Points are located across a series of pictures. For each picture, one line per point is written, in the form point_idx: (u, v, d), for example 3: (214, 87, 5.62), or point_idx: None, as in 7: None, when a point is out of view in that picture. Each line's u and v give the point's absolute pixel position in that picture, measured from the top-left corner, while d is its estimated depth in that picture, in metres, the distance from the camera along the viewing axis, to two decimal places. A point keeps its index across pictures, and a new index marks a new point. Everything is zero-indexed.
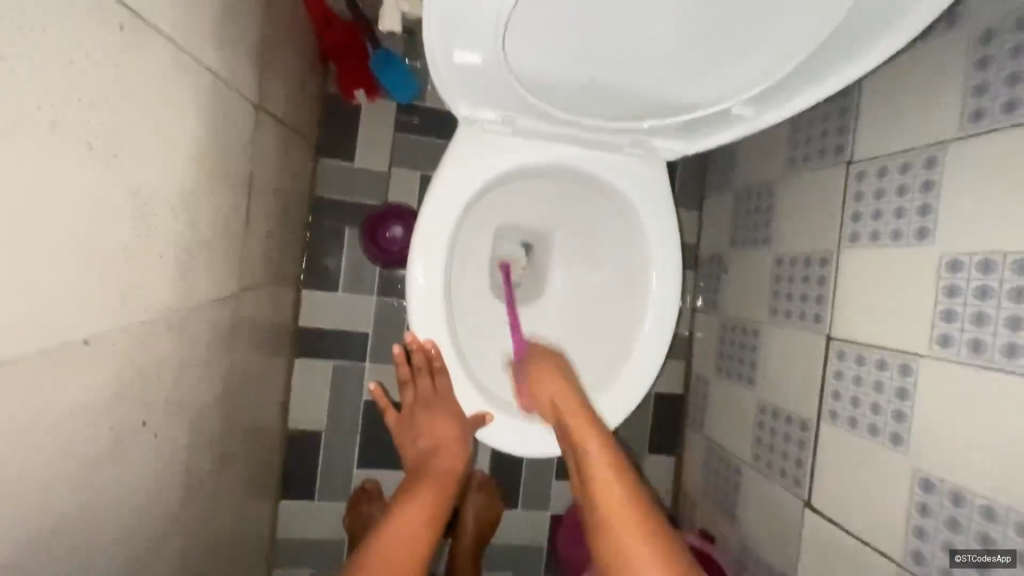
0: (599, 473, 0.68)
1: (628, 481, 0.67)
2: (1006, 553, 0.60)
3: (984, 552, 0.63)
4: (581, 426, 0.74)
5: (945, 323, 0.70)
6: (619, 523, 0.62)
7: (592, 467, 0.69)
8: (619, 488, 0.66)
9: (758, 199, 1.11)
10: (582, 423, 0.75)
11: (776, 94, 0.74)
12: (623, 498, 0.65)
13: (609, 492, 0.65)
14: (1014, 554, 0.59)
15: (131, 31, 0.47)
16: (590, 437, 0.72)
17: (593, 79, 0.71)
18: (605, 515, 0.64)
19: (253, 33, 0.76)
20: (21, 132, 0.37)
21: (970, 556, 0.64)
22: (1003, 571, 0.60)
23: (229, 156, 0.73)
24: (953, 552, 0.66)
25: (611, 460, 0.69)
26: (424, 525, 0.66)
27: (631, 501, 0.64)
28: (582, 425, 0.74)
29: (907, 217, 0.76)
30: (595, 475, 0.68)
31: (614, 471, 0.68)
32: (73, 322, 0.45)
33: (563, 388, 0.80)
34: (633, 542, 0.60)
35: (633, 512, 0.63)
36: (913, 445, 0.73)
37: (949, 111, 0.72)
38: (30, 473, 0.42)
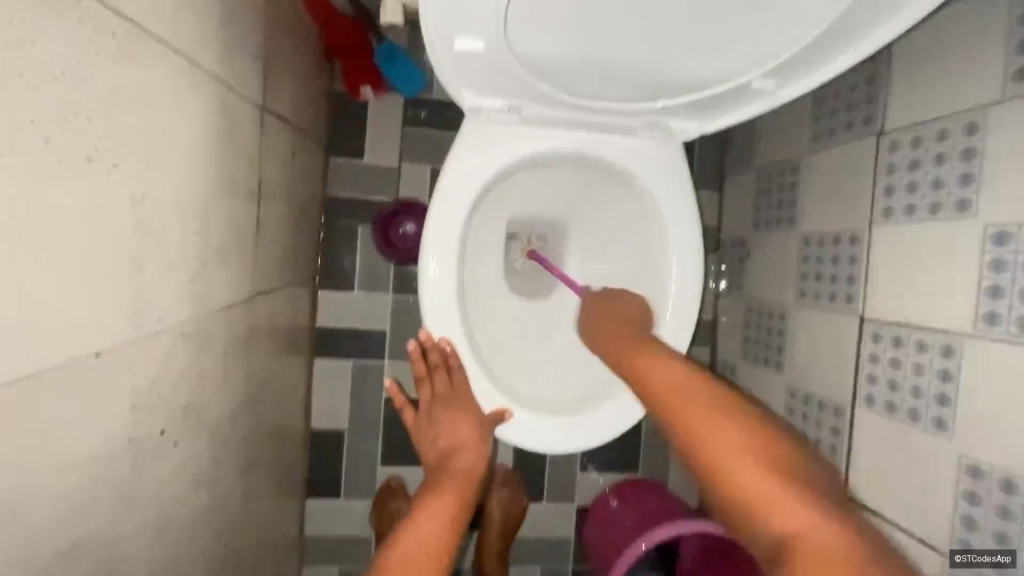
0: (719, 442, 0.56)
1: (699, 392, 0.63)
2: (1007, 553, 0.62)
3: (985, 553, 0.64)
4: (699, 411, 0.60)
5: (991, 301, 0.65)
6: (744, 474, 0.52)
7: (700, 434, 0.58)
8: (733, 444, 0.55)
9: (782, 177, 1.06)
10: (688, 398, 0.63)
11: (798, 65, 0.70)
12: (753, 454, 0.53)
13: (728, 449, 0.55)
14: (1014, 554, 0.61)
15: (124, 38, 0.46)
16: (716, 422, 0.58)
17: (601, 62, 0.68)
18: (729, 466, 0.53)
19: (253, 32, 0.75)
20: (14, 148, 0.36)
21: (970, 556, 0.66)
22: (1002, 571, 0.62)
23: (236, 159, 0.72)
24: (952, 551, 0.68)
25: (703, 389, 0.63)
26: (447, 526, 0.65)
27: (763, 443, 0.54)
28: (699, 408, 0.61)
29: (946, 188, 0.71)
30: (704, 436, 0.57)
31: (739, 433, 0.56)
32: (82, 338, 0.45)
33: (661, 365, 0.69)
34: (712, 437, 0.56)
35: (719, 426, 0.57)
36: (957, 431, 0.69)
37: (989, 73, 0.67)
38: (49, 489, 0.42)
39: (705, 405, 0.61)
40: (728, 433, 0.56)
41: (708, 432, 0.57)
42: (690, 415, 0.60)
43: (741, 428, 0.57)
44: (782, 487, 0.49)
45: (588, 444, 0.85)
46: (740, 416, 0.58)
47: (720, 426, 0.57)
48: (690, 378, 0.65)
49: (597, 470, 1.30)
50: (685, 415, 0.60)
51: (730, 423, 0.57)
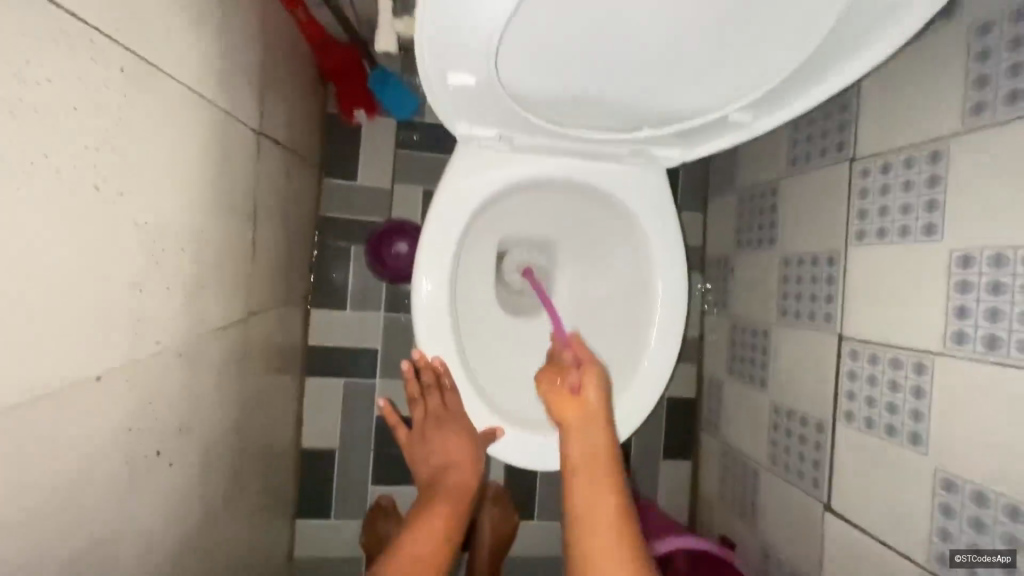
0: (604, 560, 0.66)
1: (610, 491, 0.72)
2: (1007, 553, 0.62)
3: (983, 553, 0.64)
4: (602, 518, 0.70)
5: (958, 320, 0.69)
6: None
7: (596, 531, 0.69)
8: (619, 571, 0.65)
9: (763, 199, 1.10)
10: (598, 494, 0.72)
11: (775, 99, 0.74)
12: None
13: None
14: (1013, 554, 0.61)
15: (130, 72, 0.48)
16: (610, 541, 0.67)
17: (588, 94, 0.72)
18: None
19: (251, 60, 0.77)
20: (27, 180, 0.37)
21: (969, 556, 0.66)
22: (1002, 571, 0.62)
23: (233, 183, 0.74)
24: (953, 551, 0.68)
25: (611, 486, 0.73)
26: (439, 545, 0.67)
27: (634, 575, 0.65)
28: (603, 520, 0.69)
29: (914, 212, 0.75)
30: (598, 533, 0.68)
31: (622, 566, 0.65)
32: (84, 360, 0.46)
33: (593, 439, 0.77)
34: (603, 542, 0.67)
35: (609, 530, 0.68)
36: (932, 445, 0.71)
37: (950, 106, 0.71)
38: (47, 510, 0.43)
39: (609, 518, 0.70)
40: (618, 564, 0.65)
41: (599, 553, 0.67)
42: (596, 509, 0.70)
43: (627, 556, 0.66)
44: None
45: None
46: (629, 539, 0.68)
47: (611, 535, 0.68)
48: (609, 470, 0.74)
49: None
50: (591, 515, 0.70)
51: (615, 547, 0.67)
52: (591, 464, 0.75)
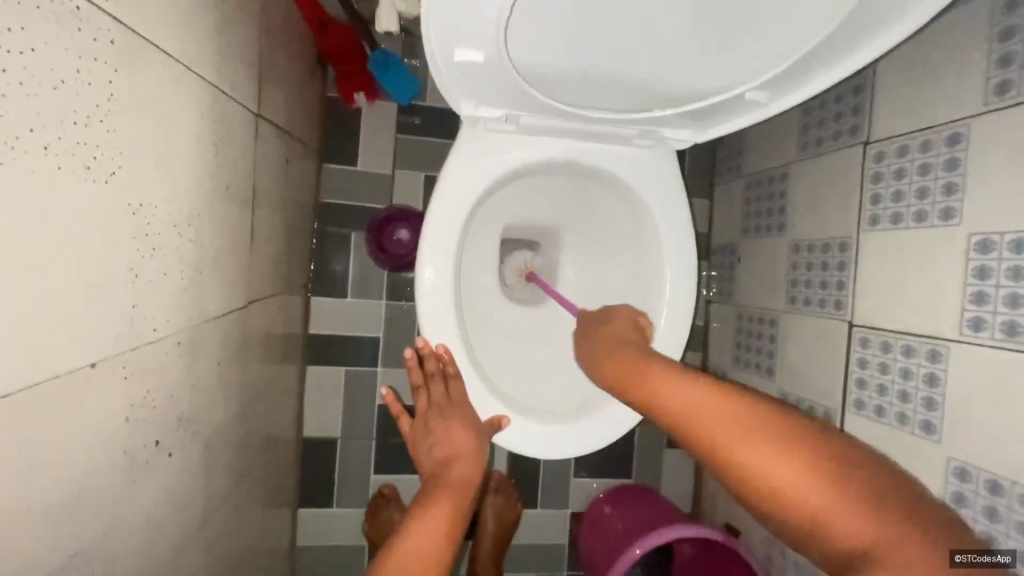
0: (694, 403, 0.54)
1: (716, 393, 0.54)
2: (1007, 554, 0.62)
3: None
4: (677, 387, 0.58)
5: (975, 307, 0.67)
6: (762, 460, 0.48)
7: (734, 445, 0.50)
8: (719, 415, 0.52)
9: (771, 185, 1.08)
10: (651, 372, 0.62)
11: (791, 78, 0.72)
12: (755, 430, 0.50)
13: (760, 451, 0.48)
14: (1016, 554, 0.61)
15: (122, 46, 0.46)
16: (705, 400, 0.54)
17: (598, 73, 0.69)
18: (750, 461, 0.48)
19: (248, 39, 0.74)
20: (14, 157, 0.35)
21: None
22: None
23: (231, 166, 0.72)
24: None
25: (706, 399, 0.54)
26: (440, 540, 0.63)
27: (749, 419, 0.51)
28: (670, 380, 0.59)
29: (931, 197, 0.73)
30: (735, 441, 0.50)
31: (718, 402, 0.53)
32: (78, 348, 0.44)
33: (659, 378, 0.59)
34: (753, 446, 0.49)
35: (744, 425, 0.50)
36: (945, 434, 0.70)
37: (971, 86, 0.69)
38: (44, 503, 0.41)
39: (684, 380, 0.58)
40: (773, 444, 0.49)
41: (751, 454, 0.49)
42: (711, 422, 0.52)
43: (722, 397, 0.54)
44: (828, 483, 0.45)
45: (585, 450, 0.85)
46: (721, 395, 0.54)
47: (736, 419, 0.51)
48: (680, 386, 0.57)
49: (591, 476, 1.30)
50: (676, 401, 0.56)
51: (699, 396, 0.55)
52: (644, 365, 0.64)
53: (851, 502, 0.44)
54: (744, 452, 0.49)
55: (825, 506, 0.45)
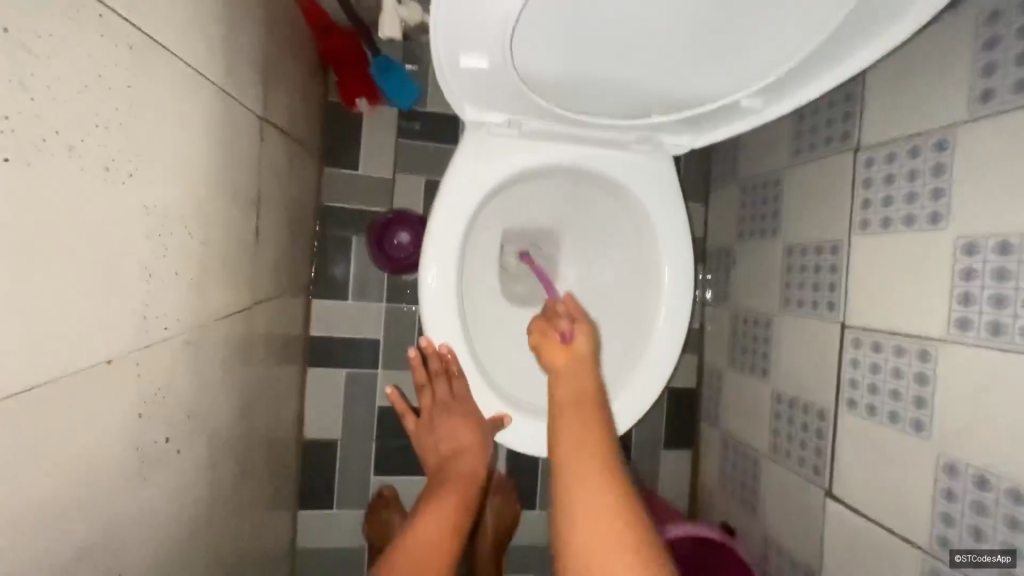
0: (590, 507, 0.61)
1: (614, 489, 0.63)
2: (1007, 554, 0.63)
3: (985, 553, 0.65)
4: (587, 478, 0.64)
5: (963, 307, 0.69)
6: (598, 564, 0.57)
7: (592, 530, 0.59)
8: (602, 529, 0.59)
9: (765, 189, 1.10)
10: (585, 454, 0.67)
11: (785, 85, 0.74)
12: (614, 543, 0.58)
13: (606, 554, 0.57)
14: (1014, 555, 0.62)
15: (140, 51, 0.47)
16: (595, 507, 0.61)
17: (597, 80, 0.71)
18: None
19: (254, 44, 0.76)
20: (40, 157, 0.37)
21: (970, 555, 0.67)
22: (1003, 571, 0.63)
23: (238, 169, 0.73)
24: (953, 552, 0.69)
25: (610, 486, 0.63)
26: (447, 531, 0.66)
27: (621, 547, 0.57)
28: (586, 469, 0.65)
29: (919, 201, 0.76)
30: (593, 530, 0.59)
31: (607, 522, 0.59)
32: (94, 343, 0.45)
33: (587, 444, 0.68)
34: (599, 544, 0.58)
35: (613, 527, 0.59)
36: (935, 431, 0.72)
37: (957, 94, 0.71)
38: (58, 495, 0.42)
39: (599, 480, 0.64)
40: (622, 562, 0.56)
41: (602, 552, 0.57)
42: (594, 505, 0.61)
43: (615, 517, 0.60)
44: None
45: None
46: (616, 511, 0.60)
47: (612, 525, 0.59)
48: (604, 464, 0.66)
49: None
50: (583, 493, 0.62)
51: (596, 503, 0.61)
52: (583, 424, 0.71)
53: None
54: (592, 547, 0.58)
55: None
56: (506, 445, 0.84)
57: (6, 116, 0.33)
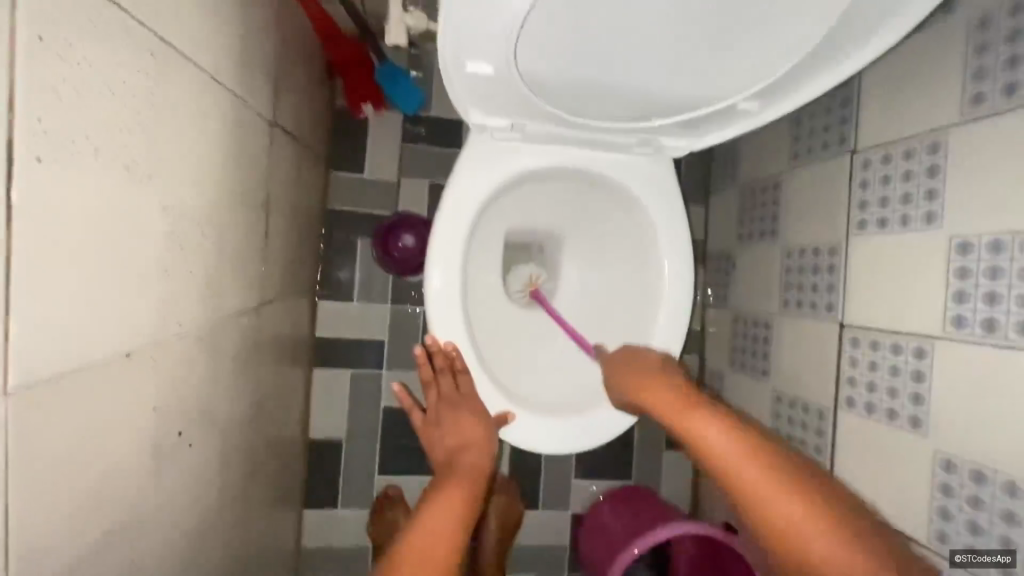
0: (772, 500, 0.63)
1: (748, 446, 0.68)
2: (1007, 553, 0.63)
3: (985, 553, 0.66)
4: (734, 446, 0.68)
5: (957, 305, 0.71)
6: (821, 550, 0.59)
7: (766, 495, 0.63)
8: (806, 528, 0.60)
9: (764, 193, 1.12)
10: (723, 437, 0.69)
11: (782, 87, 0.76)
12: (808, 511, 0.61)
13: (799, 523, 0.61)
14: (1013, 554, 0.63)
15: (161, 58, 0.50)
16: (764, 464, 0.66)
17: (600, 84, 0.74)
18: (795, 535, 0.60)
19: (266, 52, 0.78)
20: (70, 159, 0.39)
21: (970, 556, 0.67)
22: (1004, 572, 0.63)
23: (249, 172, 0.76)
24: (953, 552, 0.70)
25: (732, 440, 0.68)
26: (452, 526, 0.66)
27: (845, 535, 0.59)
28: (748, 478, 0.65)
29: (914, 201, 0.77)
30: (770, 496, 0.63)
31: (812, 519, 0.61)
32: (111, 336, 0.47)
33: (702, 419, 0.71)
34: (786, 517, 0.61)
35: (793, 480, 0.64)
36: (931, 427, 0.73)
37: (950, 97, 0.73)
38: (79, 482, 0.44)
39: (763, 481, 0.64)
40: (815, 529, 0.60)
41: (774, 500, 0.63)
42: (754, 461, 0.66)
43: (782, 485, 0.64)
44: (844, 554, 0.58)
45: (587, 445, 0.87)
46: (840, 522, 0.60)
47: (778, 481, 0.64)
48: (730, 426, 0.70)
49: (591, 478, 1.32)
50: (746, 481, 0.65)
51: (785, 496, 0.63)
52: (677, 402, 0.75)
53: None
54: (799, 525, 0.61)
55: None
56: (511, 442, 0.86)
57: (39, 119, 0.35)
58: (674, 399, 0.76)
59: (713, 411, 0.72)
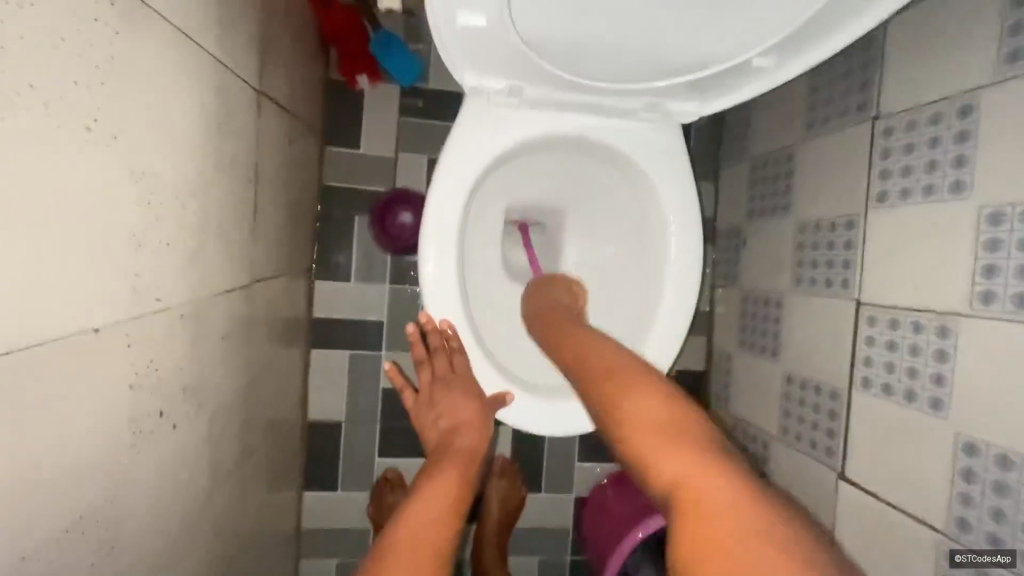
0: (641, 408, 0.56)
1: (637, 370, 0.64)
2: (1007, 553, 0.62)
3: (985, 552, 0.65)
4: (621, 374, 0.63)
5: (987, 280, 0.66)
6: (662, 456, 0.49)
7: (625, 410, 0.57)
8: (658, 415, 0.54)
9: (777, 165, 1.07)
10: (621, 367, 0.65)
11: (799, 43, 0.71)
12: (659, 418, 0.53)
13: (647, 429, 0.52)
14: (1014, 555, 0.62)
15: (124, 9, 0.46)
16: (633, 385, 0.60)
17: (602, 39, 0.69)
18: (640, 449, 0.51)
19: (249, 14, 0.74)
20: (15, 112, 0.35)
21: (969, 556, 0.66)
22: (1003, 571, 0.63)
23: (233, 142, 0.72)
24: (952, 551, 0.69)
25: (626, 368, 0.64)
26: (446, 508, 0.64)
27: (672, 420, 0.53)
28: (630, 383, 0.61)
29: (941, 169, 0.72)
30: (629, 410, 0.56)
31: (667, 410, 0.55)
32: (78, 309, 0.44)
33: (604, 357, 0.69)
34: (636, 424, 0.53)
35: (635, 397, 0.58)
36: (953, 410, 0.69)
37: (983, 55, 0.68)
38: (47, 465, 0.41)
39: (637, 386, 0.60)
40: (671, 431, 0.51)
41: (640, 410, 0.55)
42: (631, 384, 0.60)
43: (649, 395, 0.58)
44: (680, 451, 0.48)
45: (589, 428, 0.84)
46: (685, 414, 0.54)
47: (643, 392, 0.58)
48: (619, 361, 0.66)
49: (595, 461, 1.30)
50: (618, 402, 0.58)
51: (650, 394, 0.58)
52: (582, 346, 0.73)
53: (713, 478, 0.45)
54: (639, 436, 0.52)
55: (713, 493, 0.43)
56: (510, 425, 0.83)
57: None
58: (580, 337, 0.77)
59: (610, 346, 0.73)
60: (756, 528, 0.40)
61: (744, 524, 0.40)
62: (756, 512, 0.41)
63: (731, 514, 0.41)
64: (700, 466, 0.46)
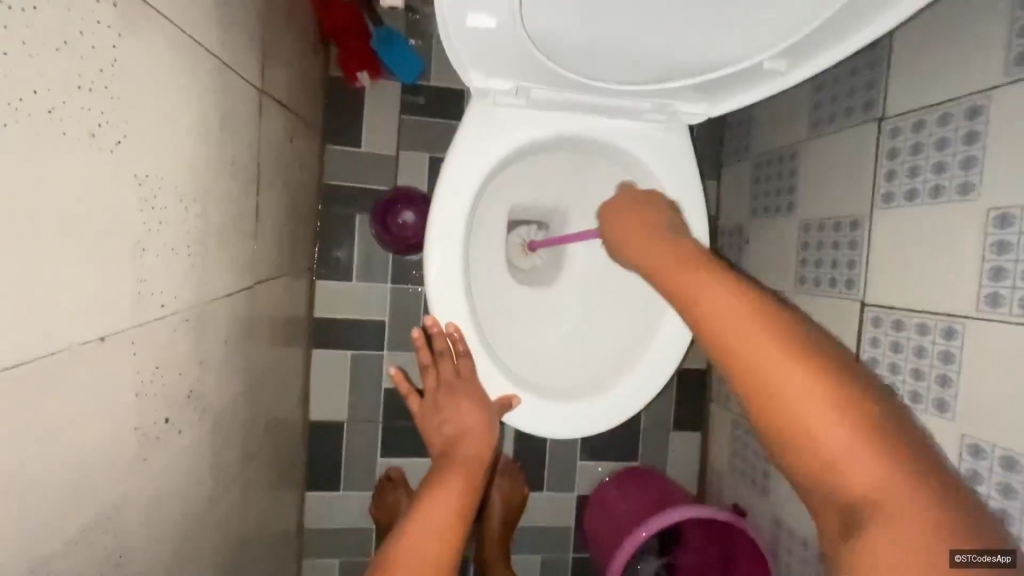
0: (789, 378, 0.52)
1: (763, 313, 0.57)
2: None
3: None
4: (745, 320, 0.56)
5: (993, 282, 0.66)
6: (835, 444, 0.48)
7: (775, 375, 0.52)
8: (821, 396, 0.50)
9: (780, 164, 1.06)
10: (739, 310, 0.57)
11: (810, 45, 0.71)
12: (816, 389, 0.51)
13: (808, 404, 0.50)
14: None
15: (126, 9, 0.44)
16: (767, 339, 0.54)
17: (611, 39, 0.68)
18: (808, 429, 0.50)
19: (250, 12, 0.73)
20: (17, 118, 0.34)
21: None
22: None
23: (235, 142, 0.71)
24: None
25: (750, 312, 0.57)
26: (448, 526, 0.64)
27: (838, 399, 0.50)
28: (760, 341, 0.54)
29: (948, 170, 0.72)
30: (782, 375, 0.52)
31: (820, 384, 0.51)
32: (85, 318, 0.43)
33: (712, 290, 0.61)
34: (801, 396, 0.51)
35: (788, 359, 0.52)
36: (959, 411, 0.70)
37: (992, 56, 0.67)
38: (53, 477, 0.41)
39: (776, 343, 0.54)
40: (835, 411, 0.49)
41: (786, 379, 0.52)
42: (764, 338, 0.54)
43: (796, 356, 0.53)
44: (859, 441, 0.48)
45: (594, 429, 0.84)
46: (842, 387, 0.51)
47: (787, 353, 0.53)
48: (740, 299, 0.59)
49: (597, 459, 1.30)
50: (759, 362, 0.53)
51: (797, 361, 0.52)
52: (683, 275, 0.65)
53: (889, 475, 0.47)
54: (803, 410, 0.50)
55: (886, 492, 0.46)
56: (515, 426, 0.83)
57: None
58: (679, 265, 0.66)
59: (719, 277, 0.62)
60: (927, 545, 0.44)
61: (926, 531, 0.44)
62: (934, 516, 0.45)
63: (910, 522, 0.45)
64: (879, 469, 0.47)
